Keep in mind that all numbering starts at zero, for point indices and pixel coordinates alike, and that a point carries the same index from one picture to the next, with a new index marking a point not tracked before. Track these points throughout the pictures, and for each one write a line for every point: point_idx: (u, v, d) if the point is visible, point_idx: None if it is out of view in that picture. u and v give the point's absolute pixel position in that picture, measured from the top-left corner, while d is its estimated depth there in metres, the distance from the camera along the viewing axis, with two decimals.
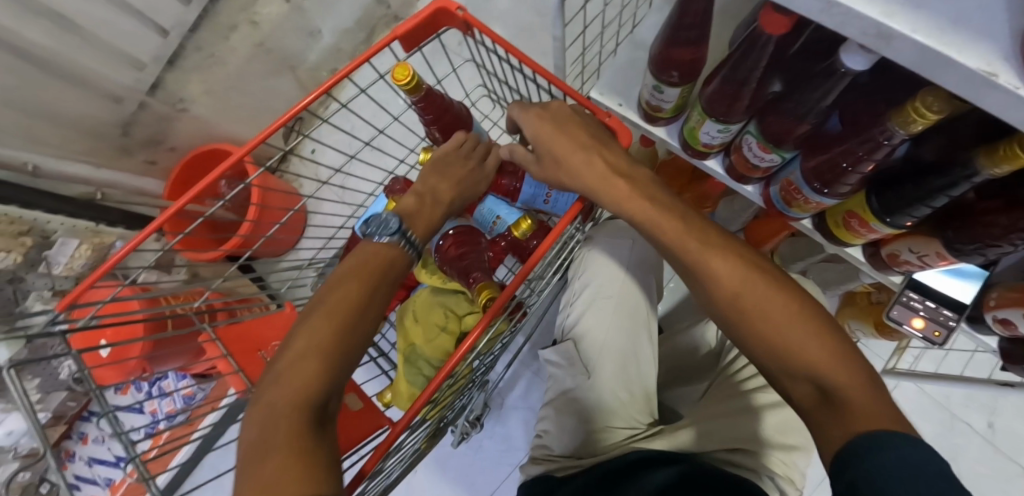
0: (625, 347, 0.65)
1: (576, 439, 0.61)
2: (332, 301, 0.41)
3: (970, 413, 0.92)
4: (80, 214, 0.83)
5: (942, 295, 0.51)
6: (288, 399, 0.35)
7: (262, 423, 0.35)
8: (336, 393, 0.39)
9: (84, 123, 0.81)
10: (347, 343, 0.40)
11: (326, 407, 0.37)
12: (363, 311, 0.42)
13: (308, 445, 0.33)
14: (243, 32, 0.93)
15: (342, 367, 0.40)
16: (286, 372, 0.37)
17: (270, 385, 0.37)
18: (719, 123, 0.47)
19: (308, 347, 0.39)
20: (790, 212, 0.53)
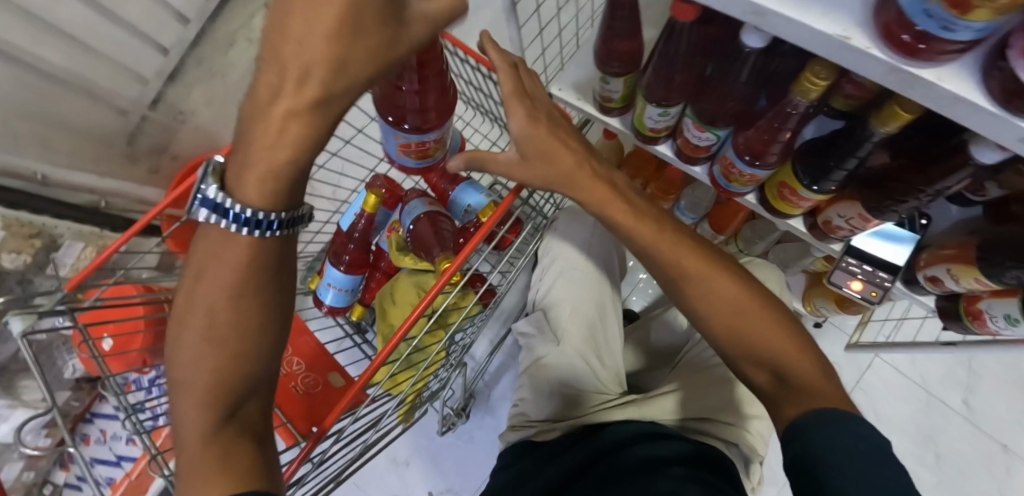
0: (591, 317, 0.73)
1: (547, 406, 0.67)
2: (203, 311, 0.35)
3: (946, 391, 0.92)
4: (87, 219, 0.89)
5: (877, 259, 0.55)
6: (194, 409, 0.34)
7: (181, 443, 0.35)
8: (251, 397, 0.37)
9: (93, 132, 0.87)
10: (243, 348, 0.36)
11: (237, 413, 0.36)
12: (243, 316, 0.35)
13: (223, 463, 0.33)
14: (239, 47, 1.03)
15: (245, 373, 0.36)
16: (185, 377, 0.35)
17: (179, 407, 0.35)
18: (659, 107, 0.52)
19: (198, 364, 0.35)
20: (734, 188, 0.57)
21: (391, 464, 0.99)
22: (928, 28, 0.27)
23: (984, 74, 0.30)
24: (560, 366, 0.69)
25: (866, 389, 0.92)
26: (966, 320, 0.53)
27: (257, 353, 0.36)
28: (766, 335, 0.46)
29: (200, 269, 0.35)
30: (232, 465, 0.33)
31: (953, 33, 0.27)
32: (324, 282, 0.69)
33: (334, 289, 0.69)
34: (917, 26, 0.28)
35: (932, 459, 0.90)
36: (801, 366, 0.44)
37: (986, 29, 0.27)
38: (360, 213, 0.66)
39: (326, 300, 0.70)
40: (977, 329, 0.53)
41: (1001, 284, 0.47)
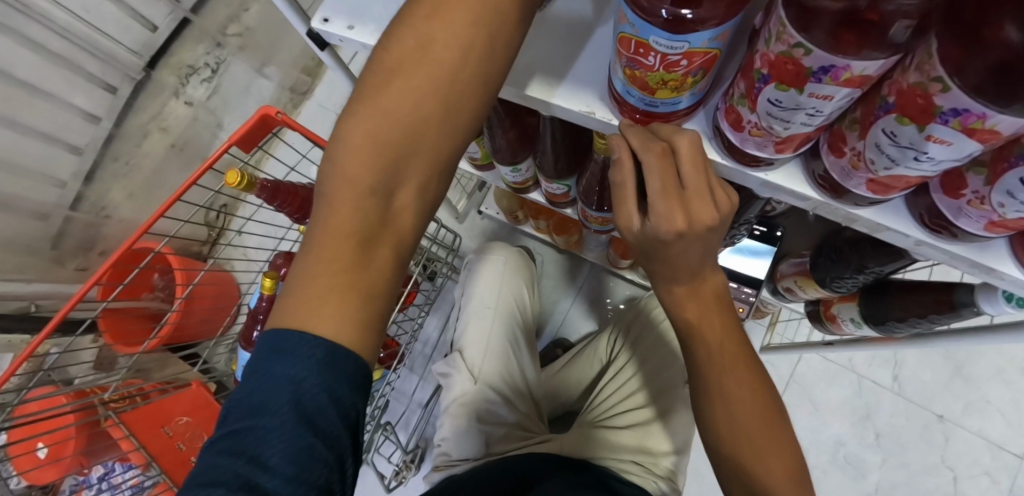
0: (505, 351, 0.81)
1: (469, 447, 0.74)
2: (430, 44, 0.29)
3: (875, 370, 0.96)
4: (15, 327, 0.89)
5: (744, 275, 0.58)
6: (362, 177, 0.29)
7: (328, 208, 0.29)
8: (411, 180, 0.30)
9: (13, 243, 0.90)
10: (437, 118, 0.30)
11: (392, 197, 0.30)
12: (458, 70, 0.29)
13: (358, 267, 0.29)
14: (154, 139, 1.05)
15: (417, 147, 0.30)
16: (372, 121, 0.29)
17: (337, 151, 0.30)
18: (510, 166, 0.56)
19: (378, 119, 0.29)
20: (598, 226, 0.61)
21: None
22: (639, 107, 0.32)
23: (711, 131, 0.34)
24: (479, 402, 0.76)
25: (798, 379, 0.97)
26: (826, 322, 0.56)
27: (442, 129, 0.30)
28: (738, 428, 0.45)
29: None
30: (367, 289, 0.30)
31: (660, 108, 0.32)
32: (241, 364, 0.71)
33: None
34: (633, 106, 0.32)
35: (871, 437, 0.94)
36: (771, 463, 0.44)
37: (690, 101, 0.31)
38: (262, 295, 0.69)
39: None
40: (833, 328, 0.56)
41: (834, 292, 0.50)
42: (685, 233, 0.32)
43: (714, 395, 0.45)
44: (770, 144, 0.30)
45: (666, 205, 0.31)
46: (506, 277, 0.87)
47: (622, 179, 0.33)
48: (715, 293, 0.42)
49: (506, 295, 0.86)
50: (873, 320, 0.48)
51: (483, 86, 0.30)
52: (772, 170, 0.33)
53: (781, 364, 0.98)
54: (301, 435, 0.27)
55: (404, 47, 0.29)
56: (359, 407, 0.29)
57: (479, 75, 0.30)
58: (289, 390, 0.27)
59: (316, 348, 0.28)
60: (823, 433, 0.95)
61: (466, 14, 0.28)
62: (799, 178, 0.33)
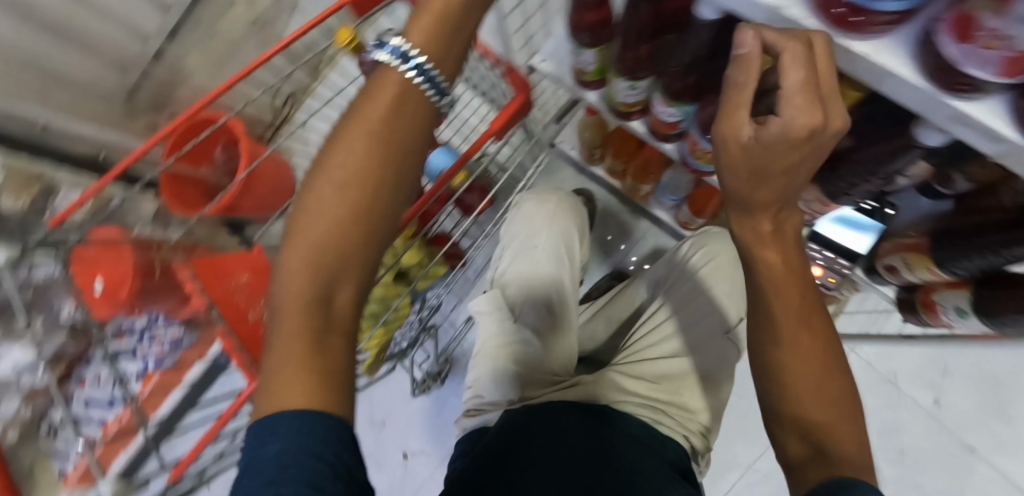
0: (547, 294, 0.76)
1: (505, 392, 0.70)
2: (336, 168, 0.33)
3: (916, 389, 0.93)
4: (85, 168, 0.91)
5: (841, 246, 0.55)
6: (336, 204, 0.33)
7: (278, 314, 0.32)
8: (351, 280, 0.33)
9: (92, 85, 0.90)
10: (365, 219, 0.33)
11: (332, 300, 0.33)
12: (369, 167, 0.33)
13: (316, 363, 0.31)
14: (237, 12, 1.03)
15: (351, 254, 0.33)
16: (342, 147, 0.33)
17: (283, 272, 0.33)
18: (628, 81, 0.52)
19: (301, 237, 0.32)
20: (700, 166, 0.57)
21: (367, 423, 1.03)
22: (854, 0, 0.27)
23: (917, 48, 0.30)
24: (515, 343, 0.73)
25: None
26: (921, 311, 0.55)
27: (367, 236, 0.34)
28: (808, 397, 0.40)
29: (363, 113, 0.34)
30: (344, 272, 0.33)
31: (877, 5, 0.27)
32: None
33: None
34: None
35: (893, 453, 0.92)
36: (841, 441, 0.39)
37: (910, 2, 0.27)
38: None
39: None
40: (931, 319, 0.54)
41: (951, 275, 0.47)
42: (817, 135, 0.30)
43: (776, 345, 0.40)
44: (991, 67, 0.26)
45: (803, 100, 0.30)
46: (554, 219, 0.83)
47: (744, 81, 0.33)
48: (795, 231, 0.41)
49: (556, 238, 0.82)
50: (984, 312, 0.45)
51: (399, 186, 0.35)
52: (976, 100, 0.30)
53: None
54: (312, 464, 0.27)
55: (317, 176, 0.34)
56: (347, 456, 0.29)
57: (402, 172, 0.35)
58: (271, 463, 0.27)
59: (287, 421, 0.28)
60: None
61: (370, 136, 0.33)
62: (1003, 119, 0.29)
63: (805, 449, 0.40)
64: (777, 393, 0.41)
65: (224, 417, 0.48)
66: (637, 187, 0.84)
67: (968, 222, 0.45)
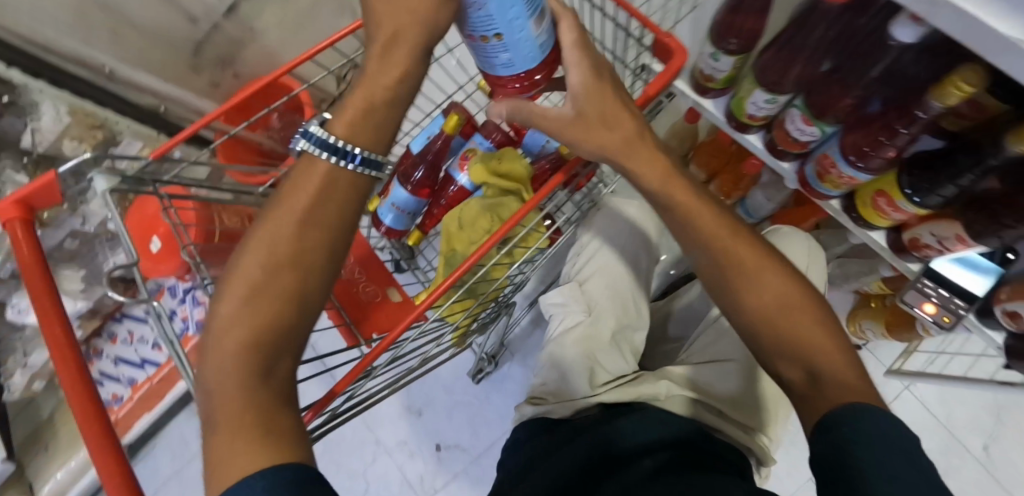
0: (623, 292, 0.71)
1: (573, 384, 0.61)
2: (267, 235, 0.33)
3: (969, 436, 0.89)
4: (145, 121, 0.91)
5: (955, 285, 0.54)
6: (244, 293, 0.32)
7: (215, 395, 0.30)
8: (290, 356, 0.33)
9: (160, 36, 0.84)
10: (300, 298, 0.33)
11: (272, 374, 0.32)
12: (299, 244, 0.33)
13: (261, 433, 0.28)
14: None
15: (288, 326, 0.33)
16: (258, 250, 0.33)
17: (212, 352, 0.32)
18: (768, 93, 0.50)
19: (246, 291, 0.32)
20: (823, 189, 0.56)
21: (403, 409, 1.02)
22: None
23: None
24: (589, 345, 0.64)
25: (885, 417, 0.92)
26: None
27: (302, 305, 0.34)
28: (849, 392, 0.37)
29: (288, 201, 0.34)
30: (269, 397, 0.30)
31: None
32: (387, 202, 0.69)
33: (396, 210, 0.69)
34: None
35: None
36: (829, 358, 0.39)
37: None
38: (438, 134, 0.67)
39: (385, 221, 0.71)
40: None
41: None
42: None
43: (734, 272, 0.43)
44: None
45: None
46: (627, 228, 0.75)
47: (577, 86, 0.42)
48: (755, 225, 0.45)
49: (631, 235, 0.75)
50: None
51: (299, 315, 0.34)
52: None
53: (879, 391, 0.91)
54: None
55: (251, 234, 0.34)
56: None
57: (324, 235, 0.34)
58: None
59: (257, 483, 0.25)
60: None
61: (290, 217, 0.34)
62: None
63: (800, 375, 0.40)
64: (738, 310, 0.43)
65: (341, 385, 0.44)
66: None
67: None
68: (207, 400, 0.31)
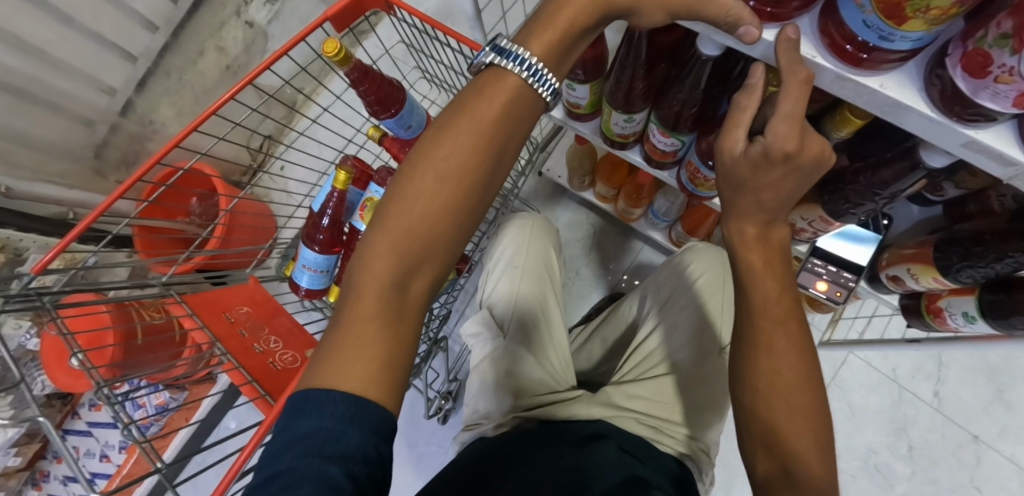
0: (532, 307, 0.67)
1: (501, 399, 0.62)
2: (430, 177, 0.34)
3: (917, 383, 0.94)
4: (52, 232, 0.86)
5: (842, 259, 0.56)
6: (401, 235, 0.34)
7: (355, 298, 0.33)
8: (426, 276, 0.35)
9: (58, 145, 0.86)
10: (451, 218, 0.35)
11: (407, 289, 0.34)
12: (473, 166, 0.35)
13: (377, 352, 0.32)
14: (210, 58, 1.01)
15: (433, 247, 0.35)
16: (414, 193, 0.34)
17: (363, 260, 0.34)
18: (623, 113, 0.53)
19: (405, 203, 0.34)
20: (700, 192, 0.58)
21: None
22: (868, 39, 0.28)
23: (922, 80, 0.31)
24: (516, 358, 0.64)
25: (838, 382, 0.95)
26: (927, 317, 0.55)
27: (451, 223, 0.35)
28: (796, 435, 0.38)
29: (471, 113, 0.35)
30: (392, 348, 0.33)
31: (891, 43, 0.28)
32: (299, 265, 0.69)
33: (310, 270, 0.69)
34: (859, 38, 0.29)
35: (903, 449, 0.93)
36: (801, 439, 0.38)
37: (918, 42, 0.28)
38: (331, 191, 0.66)
39: (302, 283, 0.70)
40: (938, 325, 0.54)
41: (956, 283, 0.47)
42: (794, 157, 0.33)
43: (747, 288, 0.40)
44: (1009, 95, 0.26)
45: (788, 127, 0.32)
46: (535, 239, 0.72)
47: (745, 105, 0.35)
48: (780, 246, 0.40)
49: (541, 245, 0.72)
50: (993, 316, 0.46)
51: (448, 257, 0.36)
52: (985, 128, 0.30)
53: (825, 365, 0.96)
54: (320, 469, 0.27)
55: (425, 151, 0.35)
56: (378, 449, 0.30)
57: (482, 173, 0.35)
58: (307, 438, 0.28)
59: (338, 404, 0.29)
60: (856, 438, 0.94)
61: (476, 136, 0.35)
62: (1015, 142, 0.29)
63: (774, 467, 0.40)
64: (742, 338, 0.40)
65: (245, 453, 0.50)
66: (629, 211, 0.85)
67: (964, 232, 0.46)
68: (330, 337, 0.33)
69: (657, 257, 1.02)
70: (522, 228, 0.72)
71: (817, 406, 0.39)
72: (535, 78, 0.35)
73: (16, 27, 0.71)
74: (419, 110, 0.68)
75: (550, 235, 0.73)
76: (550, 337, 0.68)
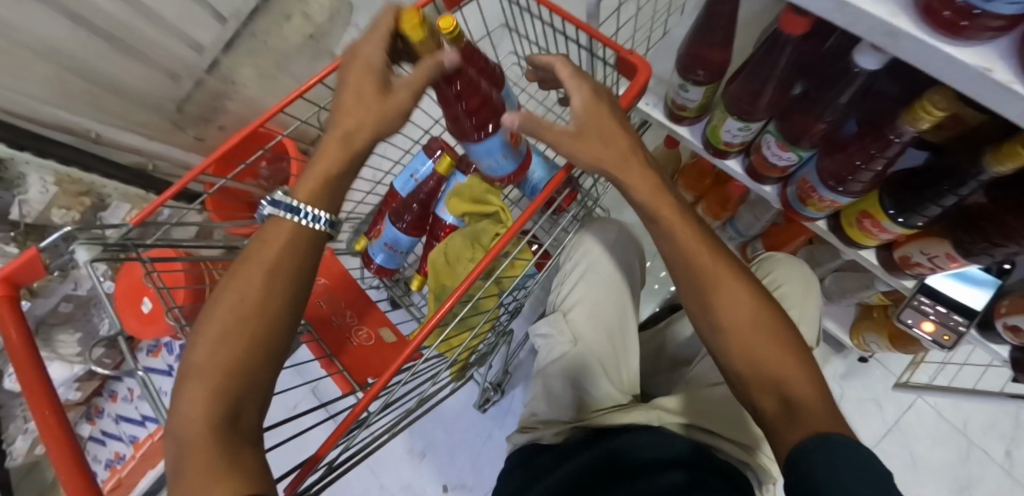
0: (610, 320, 0.65)
1: (560, 408, 0.59)
2: (228, 313, 0.37)
3: (989, 441, 0.88)
4: (132, 181, 0.91)
5: (952, 300, 0.52)
6: (215, 374, 0.35)
7: (179, 437, 0.32)
8: (253, 401, 0.36)
9: (144, 95, 0.88)
10: (261, 345, 0.37)
11: (238, 416, 0.34)
12: (279, 301, 0.38)
13: (228, 463, 0.31)
14: (295, 23, 1.03)
15: (253, 374, 0.36)
16: (213, 331, 0.36)
17: (178, 401, 0.34)
18: (740, 122, 0.50)
19: (214, 342, 0.35)
20: (807, 212, 0.55)
21: (407, 451, 1.01)
22: None
23: None
24: (577, 370, 0.62)
25: (901, 427, 0.90)
26: None
27: (266, 354, 0.37)
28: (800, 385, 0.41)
29: (250, 262, 0.38)
30: (239, 462, 0.32)
31: None
32: (377, 242, 0.70)
33: (388, 248, 0.70)
34: None
35: None
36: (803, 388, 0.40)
37: None
38: (425, 174, 0.67)
39: (377, 260, 0.72)
40: None
41: None
42: None
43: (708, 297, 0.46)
44: None
45: None
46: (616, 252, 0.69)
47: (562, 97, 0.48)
48: None
49: (619, 256, 0.69)
50: None
51: (267, 374, 0.37)
52: None
53: (890, 408, 0.91)
54: None
55: (218, 300, 0.37)
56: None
57: (287, 301, 0.38)
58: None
59: None
60: (915, 489, 0.88)
61: (265, 276, 0.38)
62: None
63: (774, 405, 0.41)
64: (718, 337, 0.45)
65: None
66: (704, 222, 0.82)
67: None
68: (170, 472, 0.32)
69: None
70: (609, 234, 0.70)
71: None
72: (303, 218, 0.39)
73: None
74: (512, 95, 0.66)
75: (637, 249, 0.70)
76: (621, 354, 0.65)
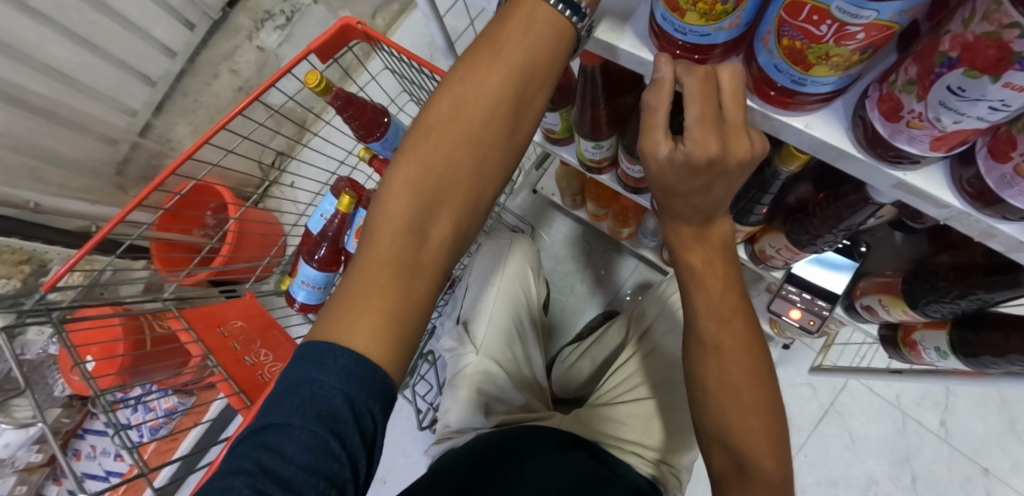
0: (504, 327, 0.70)
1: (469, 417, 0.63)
2: (461, 106, 0.31)
3: (922, 411, 0.90)
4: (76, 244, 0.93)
5: (818, 287, 0.55)
6: (423, 172, 0.31)
7: (374, 234, 0.31)
8: (446, 216, 0.32)
9: (82, 162, 0.93)
10: (476, 154, 0.32)
11: (426, 235, 0.31)
12: (498, 110, 0.31)
13: (394, 298, 0.30)
14: (224, 80, 1.07)
15: (455, 183, 0.32)
16: (432, 133, 0.31)
17: (382, 192, 0.32)
18: (591, 141, 0.54)
19: (437, 143, 0.31)
20: None
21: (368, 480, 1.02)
22: (783, 82, 0.30)
23: (849, 121, 0.32)
24: (480, 378, 0.66)
25: (836, 408, 0.92)
26: (904, 350, 0.54)
27: (481, 171, 0.32)
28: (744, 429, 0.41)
29: (499, 41, 0.31)
30: (405, 300, 0.30)
31: (807, 87, 0.30)
32: (298, 281, 0.73)
33: (307, 286, 0.73)
34: (776, 83, 0.30)
35: (907, 481, 0.88)
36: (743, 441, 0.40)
37: (834, 86, 0.29)
38: (332, 214, 0.70)
39: (299, 298, 0.75)
40: (913, 358, 0.53)
41: (925, 317, 0.46)
42: (718, 163, 0.30)
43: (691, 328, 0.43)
44: (924, 139, 0.27)
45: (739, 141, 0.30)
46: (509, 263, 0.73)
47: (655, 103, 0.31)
48: (720, 254, 0.41)
49: (515, 266, 0.74)
50: (961, 352, 0.45)
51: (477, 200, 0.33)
52: (913, 170, 0.30)
53: (824, 390, 0.93)
54: (311, 427, 0.27)
55: (450, 82, 0.32)
56: (375, 413, 0.29)
57: (505, 122, 0.32)
58: (307, 388, 0.28)
59: (342, 358, 0.28)
60: (855, 467, 0.90)
61: (505, 72, 0.31)
62: (943, 184, 0.30)
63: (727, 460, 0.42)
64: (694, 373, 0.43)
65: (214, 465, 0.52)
66: (618, 230, 0.86)
67: (935, 266, 0.45)
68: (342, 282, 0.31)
69: (654, 275, 1.01)
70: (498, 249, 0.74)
71: (773, 408, 0.42)
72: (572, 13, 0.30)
73: (41, 54, 0.77)
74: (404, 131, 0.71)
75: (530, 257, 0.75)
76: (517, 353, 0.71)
